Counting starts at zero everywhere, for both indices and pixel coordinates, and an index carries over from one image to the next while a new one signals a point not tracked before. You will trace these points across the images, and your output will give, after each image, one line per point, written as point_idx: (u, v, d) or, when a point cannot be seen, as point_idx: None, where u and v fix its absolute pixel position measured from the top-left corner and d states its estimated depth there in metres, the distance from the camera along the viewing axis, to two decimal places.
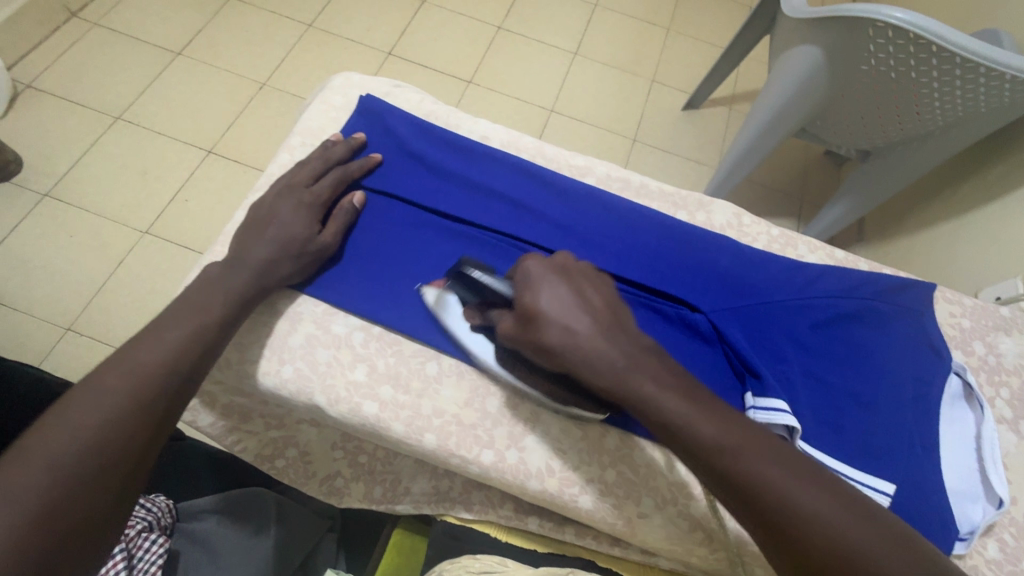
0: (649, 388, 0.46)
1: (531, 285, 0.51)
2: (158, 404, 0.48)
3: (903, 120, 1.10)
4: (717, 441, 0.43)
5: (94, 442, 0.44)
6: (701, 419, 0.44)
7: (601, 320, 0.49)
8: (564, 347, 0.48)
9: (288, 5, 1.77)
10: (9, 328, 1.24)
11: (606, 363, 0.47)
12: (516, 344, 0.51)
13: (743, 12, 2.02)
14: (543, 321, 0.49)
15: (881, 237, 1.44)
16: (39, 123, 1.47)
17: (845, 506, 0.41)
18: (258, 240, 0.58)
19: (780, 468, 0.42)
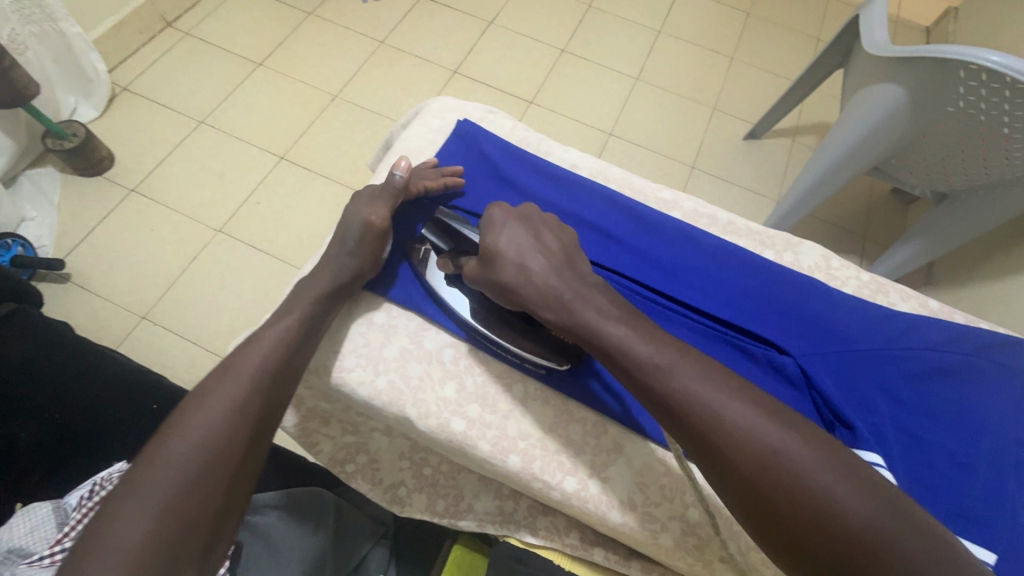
0: (592, 317, 0.52)
1: (492, 231, 0.58)
2: (253, 402, 0.51)
3: (988, 165, 1.05)
4: (653, 362, 0.48)
5: (205, 442, 0.48)
6: (639, 344, 0.49)
7: (552, 260, 0.56)
8: (518, 282, 0.55)
9: (363, 22, 1.86)
10: (91, 313, 1.32)
11: (554, 295, 0.54)
12: (480, 285, 0.58)
13: (809, 44, 1.99)
14: (500, 258, 0.56)
15: (953, 282, 1.38)
16: (132, 123, 1.59)
17: (770, 415, 0.45)
18: (355, 251, 0.61)
19: (711, 386, 0.47)
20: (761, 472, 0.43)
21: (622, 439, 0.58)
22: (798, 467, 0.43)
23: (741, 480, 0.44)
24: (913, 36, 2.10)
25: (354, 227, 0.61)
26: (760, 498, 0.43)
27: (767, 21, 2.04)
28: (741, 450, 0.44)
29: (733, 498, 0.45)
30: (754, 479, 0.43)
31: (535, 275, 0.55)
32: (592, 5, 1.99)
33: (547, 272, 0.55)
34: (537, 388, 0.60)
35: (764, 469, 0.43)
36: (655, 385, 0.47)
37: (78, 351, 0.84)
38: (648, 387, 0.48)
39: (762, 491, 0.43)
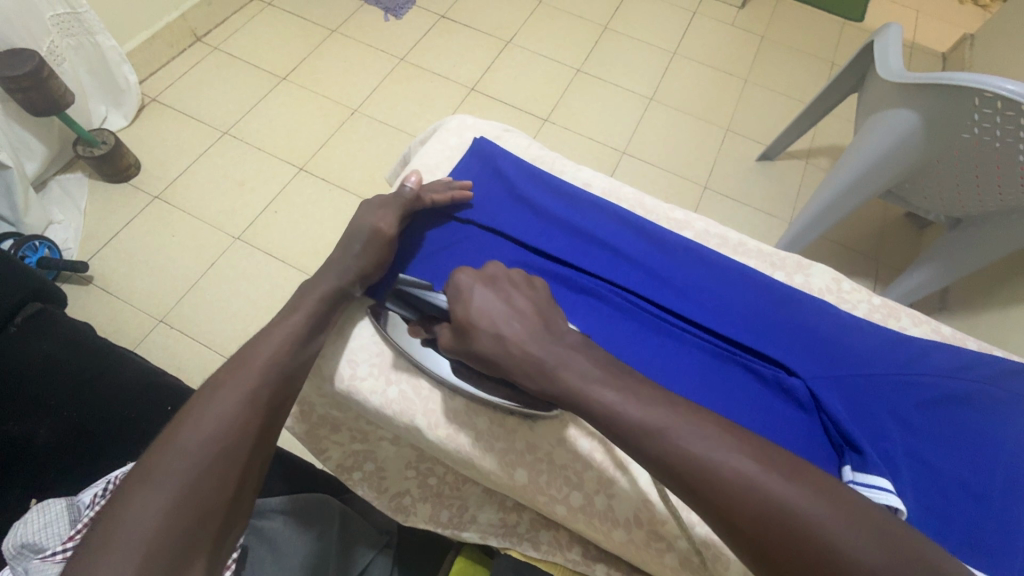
0: (577, 380, 0.49)
1: (460, 297, 0.55)
2: (263, 397, 0.53)
3: (1003, 191, 1.05)
4: (648, 425, 0.45)
5: (217, 436, 0.49)
6: (631, 405, 0.46)
7: (527, 325, 0.53)
8: (497, 353, 0.52)
9: (384, 39, 1.91)
10: (111, 314, 1.36)
11: (534, 363, 0.50)
12: (459, 355, 0.55)
13: (823, 68, 2.01)
14: (474, 330, 0.53)
15: (966, 309, 1.37)
16: (159, 132, 1.64)
17: (779, 469, 0.43)
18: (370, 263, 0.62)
19: (716, 443, 0.44)
20: (782, 539, 0.40)
21: (630, 455, 0.58)
22: (817, 529, 0.39)
23: (759, 546, 0.40)
24: (929, 62, 2.10)
25: (368, 239, 0.63)
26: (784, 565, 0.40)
27: (781, 45, 2.05)
28: (752, 512, 0.41)
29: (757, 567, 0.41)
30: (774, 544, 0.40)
31: (511, 344, 0.51)
32: (608, 27, 2.03)
33: (523, 337, 0.52)
34: None
35: (781, 533, 0.40)
36: (655, 449, 0.44)
37: (95, 352, 0.86)
38: (644, 452, 0.45)
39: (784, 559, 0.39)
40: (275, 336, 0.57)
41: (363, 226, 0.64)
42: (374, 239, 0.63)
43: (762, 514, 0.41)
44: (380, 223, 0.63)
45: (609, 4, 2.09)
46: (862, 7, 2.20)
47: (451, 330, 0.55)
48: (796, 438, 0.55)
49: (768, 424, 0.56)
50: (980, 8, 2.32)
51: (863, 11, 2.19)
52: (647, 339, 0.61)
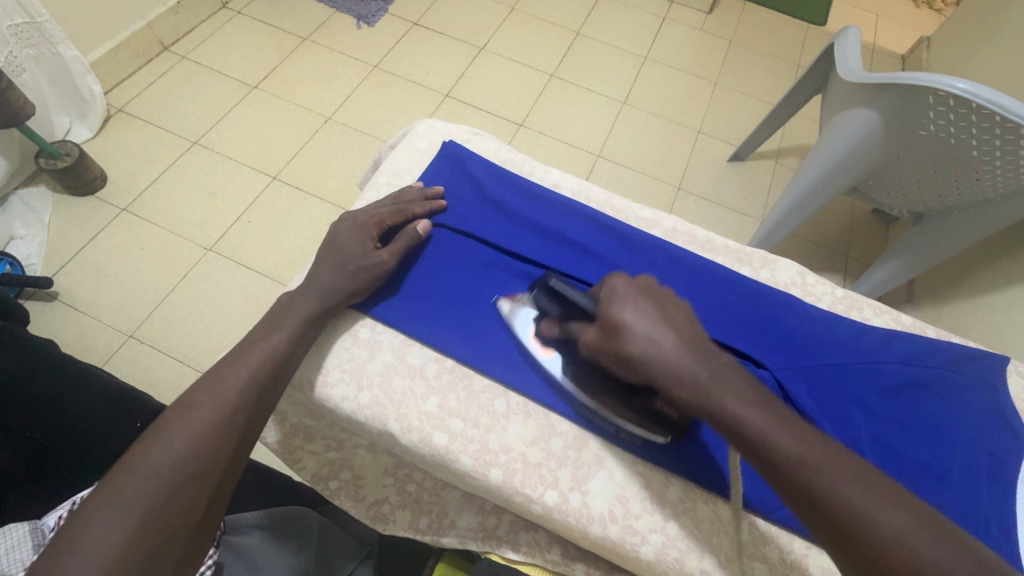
0: (733, 403, 0.46)
1: (616, 298, 0.52)
2: (238, 419, 0.52)
3: (961, 185, 1.09)
4: (798, 458, 0.44)
5: (187, 456, 0.48)
6: (782, 436, 0.45)
7: (683, 338, 0.49)
8: (649, 361, 0.49)
9: (357, 47, 1.90)
10: (77, 331, 1.32)
11: (689, 378, 0.47)
12: (601, 355, 0.52)
13: (790, 70, 2.07)
14: (627, 333, 0.49)
15: (932, 300, 1.41)
16: (126, 144, 1.60)
17: (921, 524, 0.42)
18: (341, 271, 0.61)
19: (864, 491, 0.43)
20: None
21: (603, 453, 0.58)
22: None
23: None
24: (889, 63, 2.18)
25: (341, 247, 0.62)
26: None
27: (749, 49, 2.11)
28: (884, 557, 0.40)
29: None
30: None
31: (666, 354, 0.48)
32: (580, 33, 2.05)
33: (680, 351, 0.48)
34: (519, 402, 0.60)
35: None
36: (796, 476, 0.44)
37: (59, 370, 0.83)
38: (781, 478, 0.45)
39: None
40: (242, 349, 0.55)
41: (350, 242, 0.63)
42: (360, 257, 0.62)
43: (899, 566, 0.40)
44: (352, 231, 0.63)
45: (581, 11, 2.12)
46: (825, 12, 2.28)
47: (598, 328, 0.52)
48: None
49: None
50: (935, 12, 2.42)
51: (825, 15, 2.26)
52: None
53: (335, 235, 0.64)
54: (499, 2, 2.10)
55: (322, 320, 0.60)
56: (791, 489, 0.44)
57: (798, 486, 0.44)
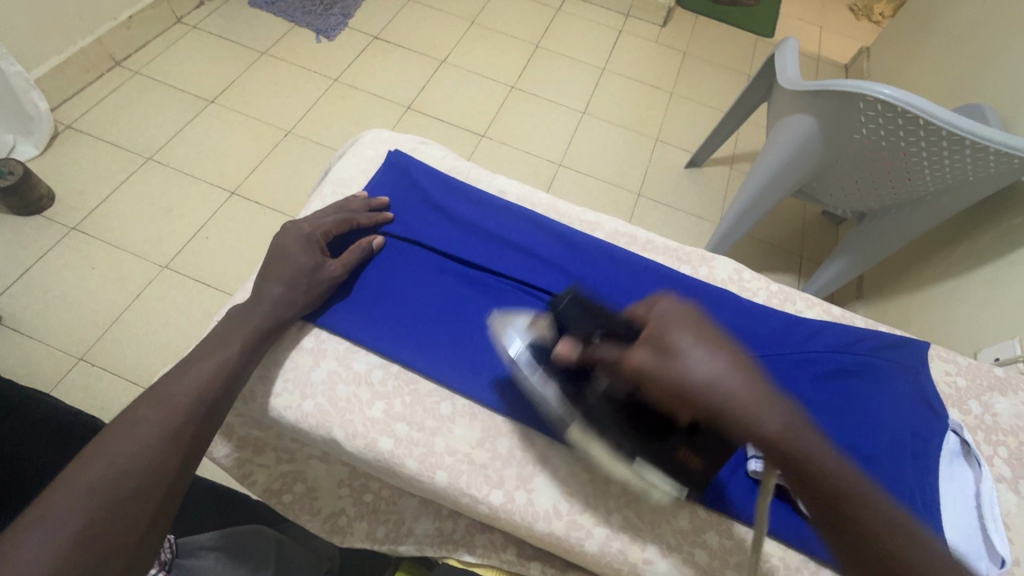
0: (804, 445, 0.41)
1: (674, 322, 0.43)
2: (185, 434, 0.50)
3: (895, 184, 1.16)
4: (867, 499, 0.42)
5: (125, 473, 0.46)
6: (837, 474, 0.41)
7: (758, 374, 0.41)
8: (718, 400, 0.40)
9: (317, 60, 1.90)
10: (22, 355, 1.26)
11: (768, 419, 0.40)
12: (650, 387, 0.43)
13: (741, 80, 2.15)
14: (690, 368, 0.41)
15: (878, 294, 1.48)
16: (75, 161, 1.56)
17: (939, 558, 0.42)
18: (285, 275, 0.60)
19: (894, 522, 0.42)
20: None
21: (546, 451, 0.58)
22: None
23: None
24: (834, 72, 2.29)
25: (288, 249, 0.61)
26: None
27: (702, 60, 2.19)
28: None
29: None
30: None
31: (737, 396, 0.40)
32: (539, 46, 2.10)
33: (753, 391, 0.40)
34: (464, 404, 0.60)
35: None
36: (829, 513, 0.42)
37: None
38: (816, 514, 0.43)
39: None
40: (187, 361, 0.54)
41: (297, 251, 0.61)
42: (312, 268, 0.61)
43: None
44: (305, 235, 0.63)
45: (539, 24, 2.17)
46: (772, 24, 2.39)
47: (650, 351, 0.43)
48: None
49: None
50: (874, 24, 2.56)
51: (772, 28, 2.37)
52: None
53: (278, 245, 0.62)
54: (459, 16, 2.13)
55: (273, 333, 0.59)
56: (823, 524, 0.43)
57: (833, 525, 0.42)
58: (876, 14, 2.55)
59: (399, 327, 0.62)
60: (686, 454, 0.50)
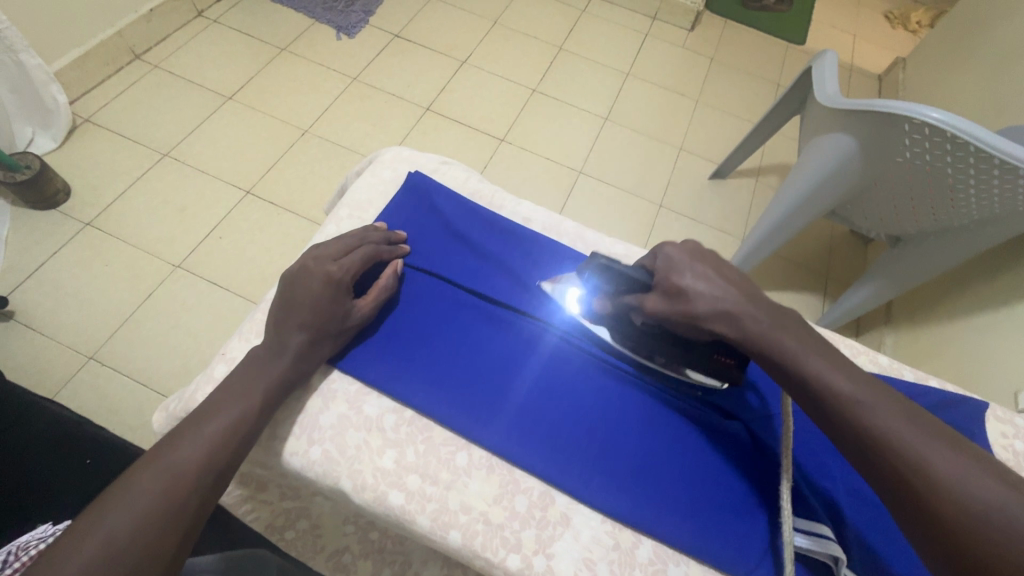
0: (792, 343, 0.49)
1: (673, 266, 0.52)
2: (189, 506, 0.42)
3: (937, 210, 1.09)
4: (851, 393, 0.46)
5: (114, 559, 0.38)
6: (838, 375, 0.47)
7: (746, 292, 0.51)
8: (714, 314, 0.50)
9: (336, 58, 1.87)
10: (32, 353, 1.25)
11: (752, 324, 0.49)
12: (665, 322, 0.52)
13: (770, 89, 2.09)
14: (690, 295, 0.50)
15: (909, 322, 1.41)
16: (91, 155, 1.54)
17: (973, 459, 0.42)
18: (306, 323, 0.51)
19: (913, 429, 0.44)
20: (956, 526, 0.40)
21: (570, 510, 0.52)
22: (1011, 521, 0.39)
23: (941, 537, 0.41)
24: (867, 83, 2.21)
25: (307, 293, 0.52)
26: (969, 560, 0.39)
27: (730, 67, 2.12)
28: (944, 498, 0.41)
29: (931, 555, 0.42)
30: (957, 532, 0.40)
31: (732, 310, 0.50)
32: (563, 48, 2.05)
33: (742, 305, 0.50)
34: (482, 455, 0.53)
35: (973, 523, 0.40)
36: (851, 422, 0.45)
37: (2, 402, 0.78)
38: (839, 427, 0.46)
39: (969, 550, 0.39)
40: (196, 414, 0.46)
41: (325, 299, 0.52)
42: (343, 315, 0.54)
43: (955, 506, 0.40)
44: (328, 275, 0.53)
45: (563, 26, 2.12)
46: (804, 31, 2.31)
47: (659, 294, 0.52)
48: (737, 485, 0.54)
49: (708, 468, 0.54)
50: (910, 33, 2.47)
51: (804, 34, 2.30)
52: (582, 384, 0.58)
53: (296, 291, 0.52)
54: (481, 16, 2.09)
55: (294, 386, 0.52)
56: (848, 438, 0.45)
57: (858, 445, 0.45)
58: (913, 23, 2.47)
59: (418, 368, 0.56)
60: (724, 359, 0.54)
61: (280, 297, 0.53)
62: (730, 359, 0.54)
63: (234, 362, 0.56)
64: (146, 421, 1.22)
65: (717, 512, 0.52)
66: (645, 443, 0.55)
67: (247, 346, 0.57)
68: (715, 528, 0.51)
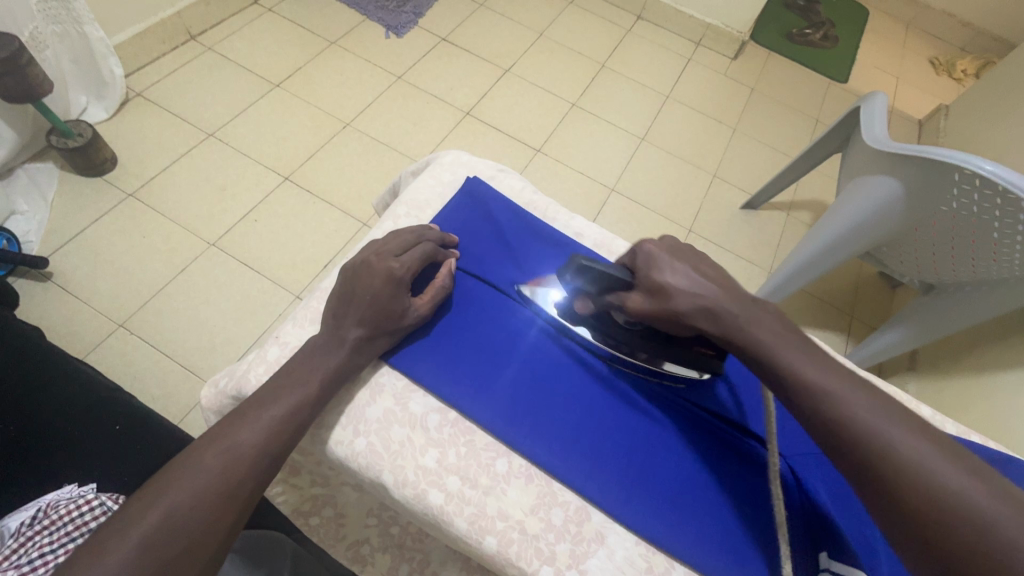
0: (768, 339, 0.49)
1: (654, 265, 0.53)
2: (243, 488, 0.44)
3: (977, 263, 1.06)
4: (824, 386, 0.46)
5: (172, 531, 0.40)
6: (808, 367, 0.47)
7: (723, 288, 0.52)
8: (695, 310, 0.51)
9: (383, 56, 1.91)
10: (66, 315, 1.28)
11: (727, 316, 0.50)
12: (649, 320, 0.52)
13: (808, 124, 2.08)
14: (673, 293, 0.51)
15: (937, 371, 1.39)
16: (140, 128, 1.58)
17: (947, 454, 0.42)
18: (365, 317, 0.53)
19: (890, 423, 0.44)
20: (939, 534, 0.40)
21: (605, 528, 0.52)
22: (983, 512, 0.39)
23: (917, 533, 0.41)
24: (907, 128, 2.20)
25: (368, 287, 0.53)
26: (940, 557, 0.39)
27: (770, 98, 2.12)
28: (917, 495, 0.41)
29: (904, 551, 0.42)
30: (930, 529, 0.40)
31: (710, 303, 0.51)
32: (606, 66, 2.07)
33: (722, 300, 0.51)
34: (522, 464, 0.54)
35: (948, 519, 0.40)
36: (823, 416, 0.45)
37: (47, 357, 0.78)
38: (815, 424, 0.46)
39: (942, 546, 0.39)
40: (253, 399, 0.48)
41: (385, 296, 0.53)
42: (400, 312, 0.55)
43: (923, 497, 0.41)
44: (393, 270, 0.55)
45: (608, 44, 2.14)
46: (848, 68, 2.31)
47: (642, 294, 0.52)
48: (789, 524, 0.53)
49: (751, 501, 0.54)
50: (955, 80, 2.45)
51: (848, 73, 2.29)
52: (602, 392, 0.58)
53: (356, 285, 0.53)
54: (528, 27, 2.11)
55: (346, 378, 0.53)
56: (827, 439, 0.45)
57: (831, 441, 0.45)
58: (958, 71, 2.45)
59: (466, 370, 0.57)
60: (704, 352, 0.54)
61: (340, 288, 0.54)
62: (710, 351, 0.54)
63: (288, 347, 0.57)
64: (168, 391, 1.24)
65: (750, 545, 0.52)
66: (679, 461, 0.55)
67: (304, 333, 0.58)
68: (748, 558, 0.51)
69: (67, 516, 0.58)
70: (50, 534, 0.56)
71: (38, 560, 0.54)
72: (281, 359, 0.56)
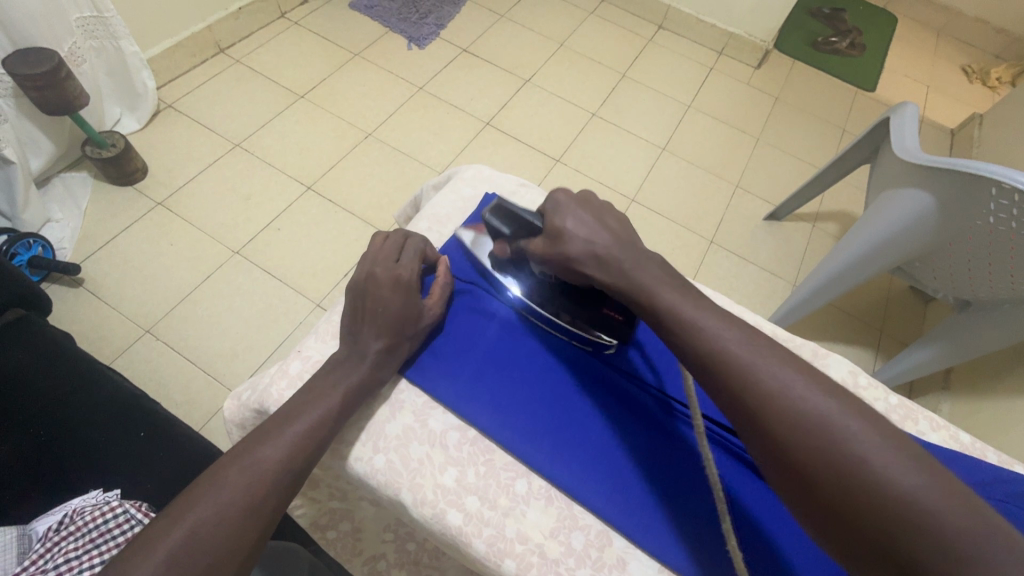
0: (651, 284, 0.49)
1: (558, 211, 0.55)
2: (267, 504, 0.44)
3: (1016, 280, 1.01)
4: (694, 321, 0.46)
5: (197, 549, 0.40)
6: (688, 307, 0.47)
7: (620, 236, 0.53)
8: (585, 255, 0.52)
9: (405, 67, 1.93)
10: (95, 321, 1.31)
11: (614, 263, 0.51)
12: (545, 263, 0.55)
13: (834, 133, 2.04)
14: (567, 238, 0.53)
15: (972, 392, 1.33)
16: (170, 139, 1.63)
17: (821, 386, 0.42)
18: (381, 327, 0.53)
19: (765, 355, 0.44)
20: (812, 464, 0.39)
21: (627, 554, 0.50)
22: (846, 439, 0.39)
23: (788, 467, 0.40)
24: (937, 137, 2.14)
25: (375, 295, 0.54)
26: (815, 493, 0.39)
27: (795, 108, 2.09)
28: (782, 424, 0.41)
29: (782, 485, 0.42)
30: (797, 460, 0.40)
31: (598, 250, 0.52)
32: (626, 75, 2.06)
33: (613, 248, 0.52)
34: (541, 485, 0.53)
35: (810, 447, 0.39)
36: (694, 349, 0.45)
37: (77, 365, 0.80)
38: (689, 359, 0.46)
39: (818, 481, 0.39)
40: (276, 415, 0.48)
41: (397, 304, 0.54)
42: (416, 317, 0.56)
43: (800, 434, 0.40)
44: (401, 277, 0.55)
45: (628, 53, 2.14)
46: (875, 77, 2.26)
47: (543, 238, 0.55)
48: (805, 542, 0.51)
49: (760, 510, 0.53)
50: (988, 89, 2.38)
51: (876, 82, 2.25)
52: (613, 410, 0.57)
53: (367, 297, 0.54)
54: (549, 37, 2.12)
55: (367, 396, 0.53)
56: (700, 373, 0.45)
57: (708, 374, 0.45)
58: (992, 79, 2.38)
59: (469, 379, 0.57)
60: (612, 312, 0.58)
61: (351, 303, 0.55)
62: (618, 314, 0.58)
63: (310, 362, 0.57)
64: (191, 398, 1.26)
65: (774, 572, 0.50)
66: (640, 444, 0.55)
67: (326, 347, 0.58)
68: (713, 555, 0.50)
69: (93, 523, 0.58)
70: (75, 539, 0.57)
71: (63, 566, 0.54)
72: (303, 374, 0.56)
